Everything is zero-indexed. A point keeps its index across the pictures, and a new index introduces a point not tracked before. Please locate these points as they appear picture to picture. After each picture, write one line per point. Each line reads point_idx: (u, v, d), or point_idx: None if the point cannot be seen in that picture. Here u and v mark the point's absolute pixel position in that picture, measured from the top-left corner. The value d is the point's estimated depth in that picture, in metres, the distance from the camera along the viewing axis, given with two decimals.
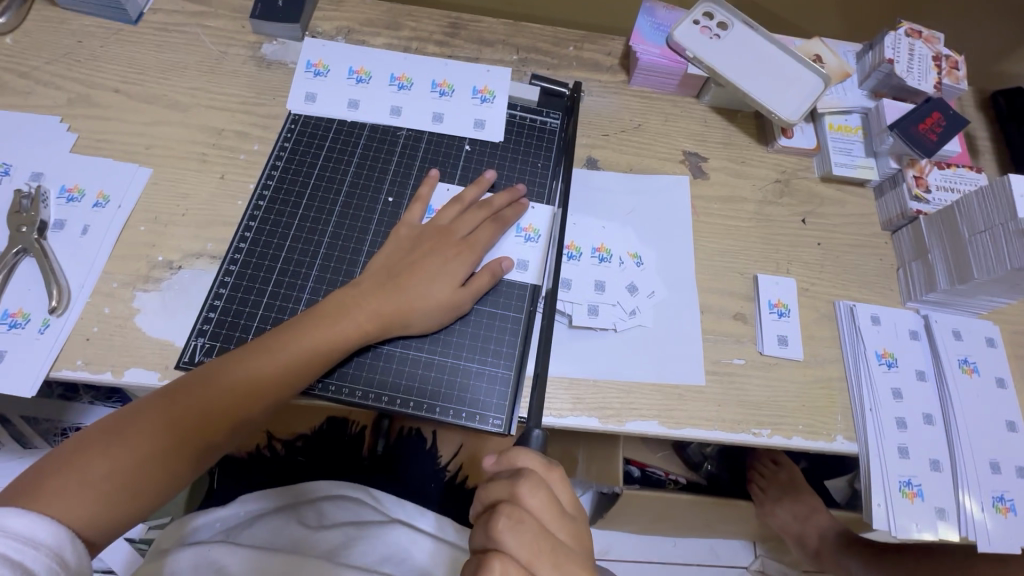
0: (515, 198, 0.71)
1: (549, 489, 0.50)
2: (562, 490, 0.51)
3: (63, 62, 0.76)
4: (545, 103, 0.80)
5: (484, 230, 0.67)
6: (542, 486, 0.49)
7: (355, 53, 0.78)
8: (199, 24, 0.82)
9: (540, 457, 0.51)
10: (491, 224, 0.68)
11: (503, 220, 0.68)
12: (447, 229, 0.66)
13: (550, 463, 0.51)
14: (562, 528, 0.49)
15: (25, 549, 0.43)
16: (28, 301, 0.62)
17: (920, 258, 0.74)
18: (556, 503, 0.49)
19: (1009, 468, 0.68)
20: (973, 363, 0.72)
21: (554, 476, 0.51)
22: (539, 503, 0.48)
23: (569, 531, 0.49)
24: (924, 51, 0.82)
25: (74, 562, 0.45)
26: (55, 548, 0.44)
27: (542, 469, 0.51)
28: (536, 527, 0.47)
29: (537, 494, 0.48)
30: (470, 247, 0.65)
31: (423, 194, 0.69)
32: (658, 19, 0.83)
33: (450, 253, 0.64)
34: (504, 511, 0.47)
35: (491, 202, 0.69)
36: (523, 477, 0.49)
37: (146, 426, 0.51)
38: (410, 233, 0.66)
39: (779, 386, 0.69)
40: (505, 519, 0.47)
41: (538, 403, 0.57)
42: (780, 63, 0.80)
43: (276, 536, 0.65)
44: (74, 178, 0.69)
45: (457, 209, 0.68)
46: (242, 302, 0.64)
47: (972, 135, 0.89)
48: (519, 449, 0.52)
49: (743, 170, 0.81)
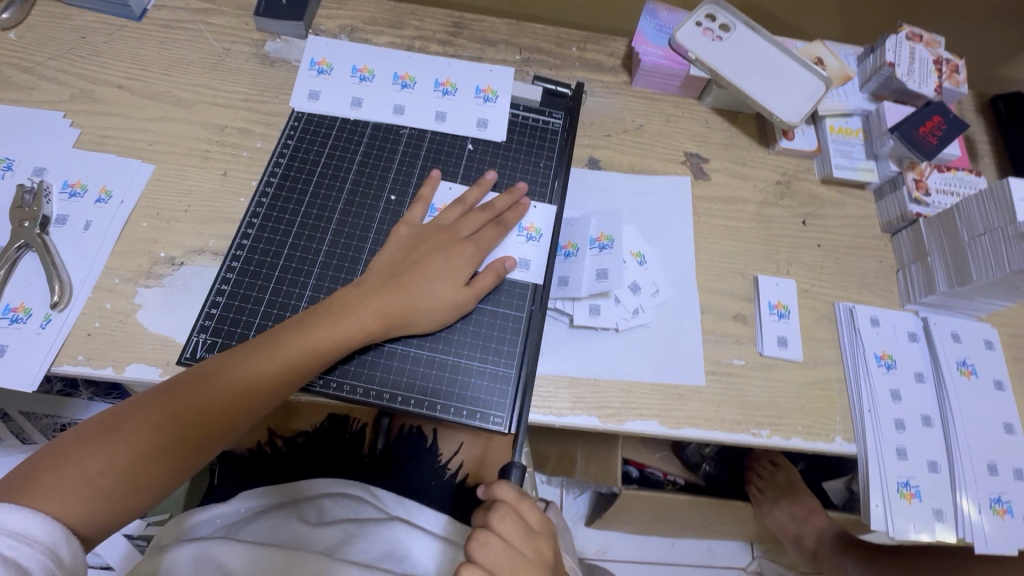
0: (517, 200, 0.71)
1: (519, 516, 0.54)
2: (533, 516, 0.55)
3: (67, 57, 0.76)
4: (547, 103, 0.80)
5: (486, 232, 0.67)
6: (511, 513, 0.53)
7: (359, 51, 0.79)
8: (203, 21, 0.82)
9: (514, 488, 0.55)
10: (494, 227, 0.68)
11: (505, 224, 0.68)
12: (450, 228, 0.66)
13: (523, 494, 0.55)
14: (531, 551, 0.53)
15: (20, 546, 0.43)
16: (30, 296, 0.62)
17: (919, 260, 0.74)
18: (523, 529, 0.53)
19: (1006, 470, 0.68)
20: (972, 366, 0.72)
21: (525, 504, 0.55)
22: (508, 529, 0.53)
23: (536, 555, 0.53)
24: (925, 54, 0.82)
25: (69, 559, 0.45)
26: (50, 545, 0.44)
27: (514, 498, 0.55)
28: (504, 551, 0.51)
29: (505, 519, 0.53)
30: (472, 247, 0.65)
31: (425, 194, 0.69)
32: (660, 21, 0.83)
33: (452, 252, 0.64)
34: (473, 536, 0.52)
35: (494, 206, 0.69)
36: (494, 505, 0.54)
37: (144, 423, 0.51)
38: (413, 232, 0.66)
39: (778, 387, 0.69)
40: (474, 543, 0.51)
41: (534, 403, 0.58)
42: (782, 65, 0.81)
43: (275, 531, 0.65)
44: (76, 173, 0.69)
45: (460, 211, 0.69)
46: (244, 298, 0.64)
47: (971, 139, 0.89)
48: (496, 480, 0.56)
49: (744, 172, 0.82)
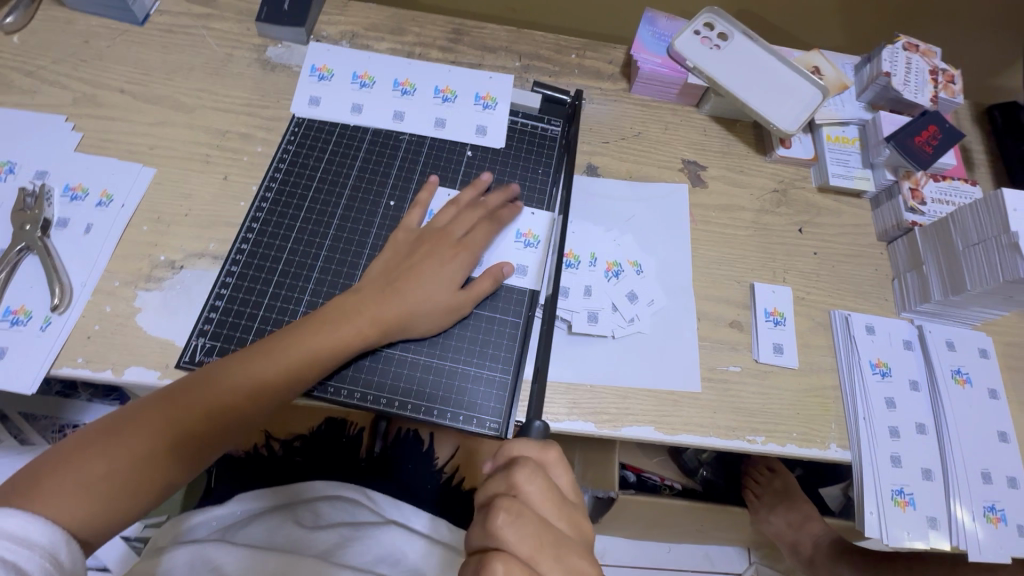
0: (509, 198, 0.72)
1: (546, 476, 0.50)
2: (560, 478, 0.51)
3: (70, 61, 0.77)
4: (546, 110, 0.81)
5: (479, 230, 0.67)
6: (538, 473, 0.49)
7: (359, 57, 0.79)
8: (205, 26, 0.82)
9: (535, 443, 0.52)
10: (491, 232, 0.68)
11: (499, 220, 0.69)
12: (445, 230, 0.67)
13: (546, 447, 0.52)
14: (562, 517, 0.49)
15: (19, 548, 0.43)
16: (30, 298, 0.63)
17: (914, 269, 0.75)
18: (553, 492, 0.49)
19: (1000, 478, 0.69)
20: (966, 374, 0.72)
21: (551, 463, 0.51)
22: (537, 490, 0.48)
23: (569, 519, 0.49)
24: (920, 65, 0.83)
25: (68, 562, 0.46)
26: (49, 548, 0.45)
27: (538, 454, 0.51)
28: (535, 517, 0.47)
29: (535, 480, 0.49)
30: (466, 249, 0.66)
31: (421, 198, 0.70)
32: (659, 29, 0.84)
33: (448, 256, 0.65)
34: (503, 503, 0.47)
35: (485, 202, 0.70)
36: (519, 464, 0.49)
37: (144, 428, 0.51)
38: (408, 236, 0.67)
39: (774, 394, 0.69)
40: (504, 511, 0.46)
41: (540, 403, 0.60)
42: (779, 74, 0.81)
43: (272, 534, 0.65)
44: (78, 177, 0.70)
45: (453, 211, 0.69)
46: (243, 302, 0.65)
47: (967, 148, 0.90)
48: (515, 440, 0.52)
49: (741, 179, 0.82)
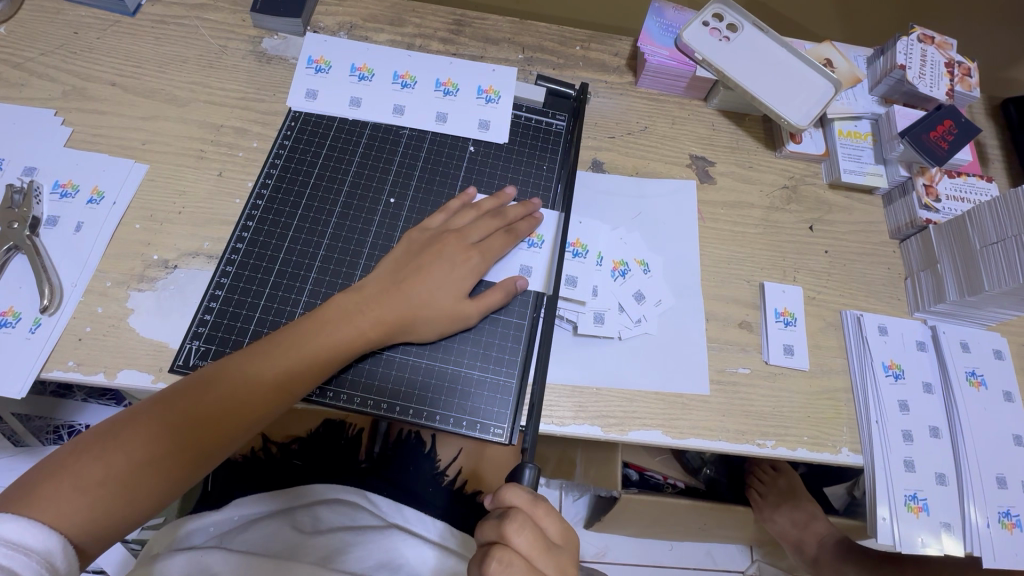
0: (531, 212, 0.68)
1: (536, 525, 0.48)
2: (552, 526, 0.49)
3: (58, 53, 0.75)
4: (551, 104, 0.79)
5: (497, 242, 0.65)
6: (529, 523, 0.47)
7: (358, 50, 0.77)
8: (199, 17, 0.80)
9: (526, 492, 0.49)
10: (504, 235, 0.66)
11: (516, 232, 0.66)
12: (458, 232, 0.64)
13: (535, 499, 0.49)
14: (554, 565, 0.47)
15: (15, 554, 0.42)
16: (19, 300, 0.61)
17: (929, 268, 0.73)
18: (544, 541, 0.47)
19: (1016, 483, 0.67)
20: (981, 376, 0.71)
21: (541, 512, 0.49)
22: (527, 543, 0.46)
23: (559, 565, 0.47)
24: (936, 57, 0.81)
25: (63, 568, 0.45)
26: (45, 554, 0.43)
27: (528, 505, 0.48)
28: (526, 568, 0.45)
29: (525, 531, 0.46)
30: (479, 255, 0.64)
31: (452, 206, 0.67)
32: (667, 20, 0.82)
33: (458, 259, 0.63)
34: (493, 555, 0.46)
35: (506, 214, 0.67)
36: (508, 515, 0.47)
37: (141, 431, 0.50)
38: (420, 235, 0.65)
39: (784, 396, 0.68)
40: (494, 564, 0.45)
41: (534, 437, 0.56)
42: (791, 67, 0.79)
43: (271, 540, 0.63)
44: (68, 173, 0.68)
45: (472, 216, 0.66)
46: (239, 304, 0.63)
47: (981, 143, 0.88)
48: (506, 485, 0.49)
49: (751, 175, 0.80)
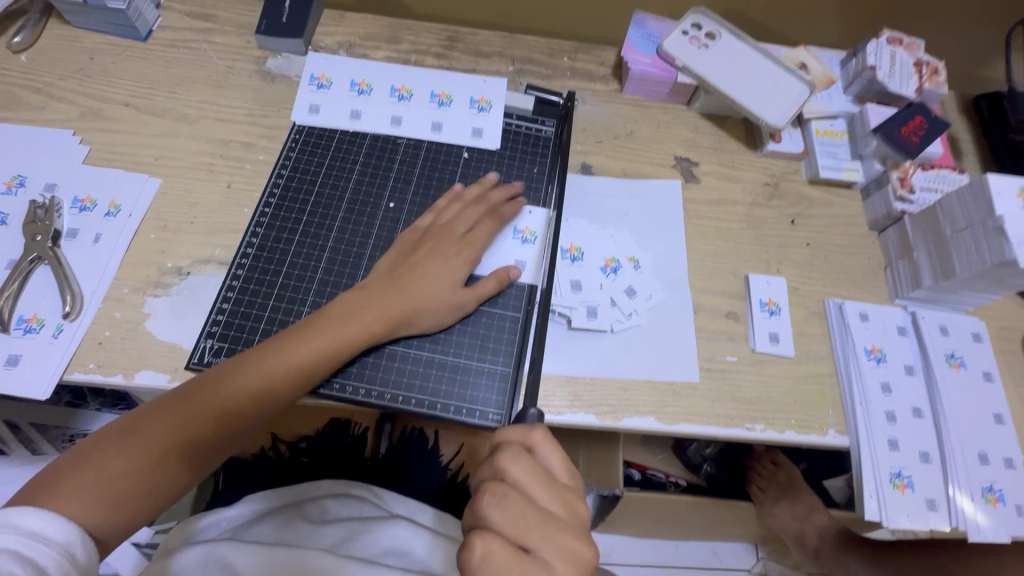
0: (512, 194, 0.73)
1: (532, 459, 0.51)
2: (549, 456, 0.52)
3: (76, 78, 0.79)
4: (540, 111, 0.83)
5: (483, 229, 0.69)
6: (522, 455, 0.50)
7: (356, 66, 0.81)
8: (207, 40, 0.85)
9: (520, 427, 0.53)
10: (488, 219, 0.70)
11: (499, 215, 0.71)
12: (448, 227, 0.68)
13: (530, 428, 0.53)
14: (552, 496, 0.50)
15: (36, 545, 0.44)
16: (43, 307, 0.64)
17: (905, 257, 0.76)
18: (539, 471, 0.50)
19: (998, 459, 0.70)
20: (960, 357, 0.73)
21: (537, 442, 0.52)
22: (522, 473, 0.49)
23: (558, 498, 0.50)
24: (905, 58, 0.85)
25: (83, 559, 0.46)
26: (64, 545, 0.45)
27: (522, 437, 0.52)
28: (520, 498, 0.48)
29: (519, 461, 0.50)
30: (469, 247, 0.68)
31: (440, 205, 0.71)
32: (648, 31, 0.86)
33: (451, 254, 0.66)
34: (487, 487, 0.49)
35: (491, 207, 0.71)
36: (501, 451, 0.51)
37: (157, 426, 0.53)
38: (414, 233, 0.69)
39: (772, 382, 0.71)
40: (490, 495, 0.48)
41: (535, 386, 0.60)
42: (767, 70, 0.83)
43: (281, 532, 0.66)
44: (86, 189, 0.72)
45: (458, 207, 0.71)
46: (249, 304, 0.67)
47: (954, 138, 0.91)
48: (502, 427, 0.53)
49: (733, 174, 0.84)
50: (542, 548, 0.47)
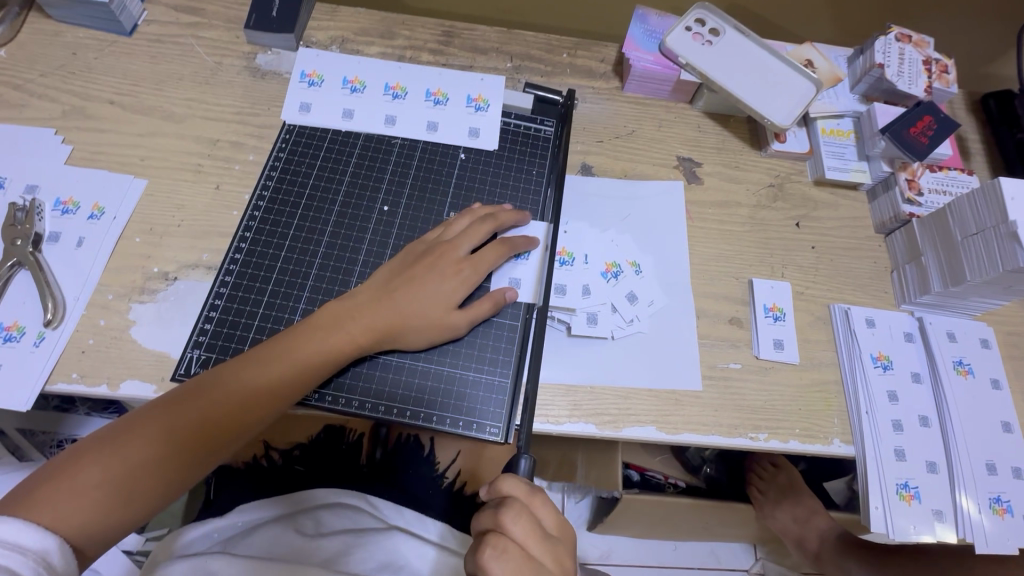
0: (522, 220, 0.70)
1: (532, 515, 0.49)
2: (547, 515, 0.51)
3: (58, 74, 0.77)
4: (539, 110, 0.81)
5: (490, 251, 0.66)
6: (523, 512, 0.49)
7: (349, 63, 0.79)
8: (194, 35, 0.82)
9: (522, 483, 0.51)
10: (497, 246, 0.67)
11: (511, 245, 0.67)
12: (452, 243, 0.65)
13: (532, 488, 0.51)
14: (548, 554, 0.49)
15: (12, 555, 0.42)
16: (23, 314, 0.62)
17: (913, 261, 0.75)
18: (539, 529, 0.49)
19: (1006, 469, 0.68)
20: (969, 364, 0.72)
21: (537, 501, 0.51)
22: (523, 531, 0.48)
23: (555, 556, 0.49)
24: (914, 55, 0.83)
25: (60, 566, 0.45)
26: (40, 553, 0.44)
27: (524, 495, 0.50)
28: (520, 556, 0.47)
29: (521, 518, 0.48)
30: (471, 267, 0.65)
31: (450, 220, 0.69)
32: (651, 26, 0.84)
33: (450, 271, 0.64)
34: (488, 541, 0.47)
35: (499, 224, 0.68)
36: (504, 505, 0.49)
37: (140, 434, 0.51)
38: (416, 247, 0.66)
39: (776, 390, 0.69)
40: (490, 549, 0.47)
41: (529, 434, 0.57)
42: (773, 68, 0.81)
43: (274, 544, 0.64)
44: (69, 191, 0.69)
45: (467, 223, 0.68)
46: (238, 312, 0.64)
47: (962, 138, 0.89)
48: (506, 475, 0.51)
49: (737, 175, 0.82)
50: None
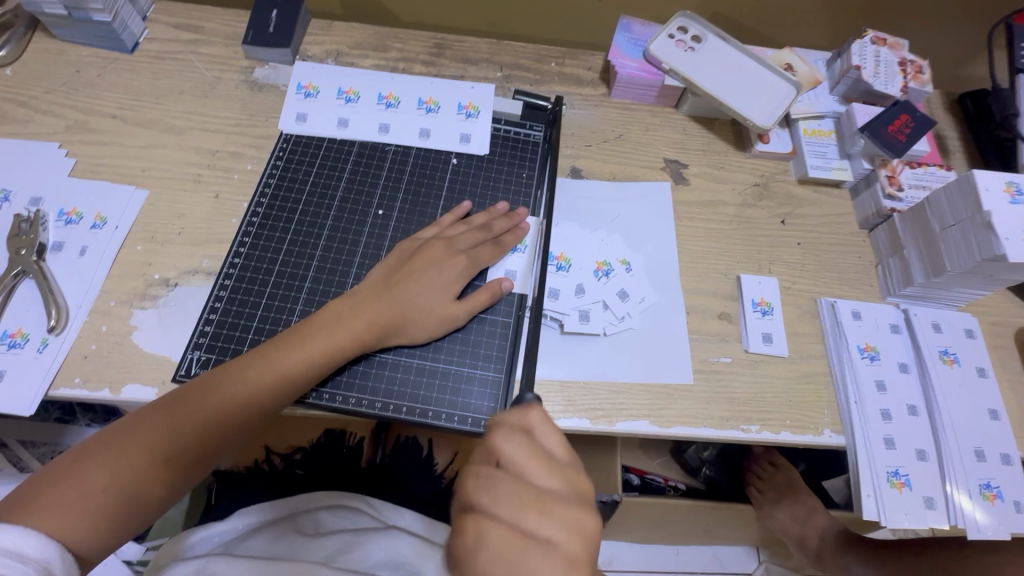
0: (516, 223, 0.72)
1: (530, 438, 0.45)
2: (550, 437, 0.46)
3: (61, 90, 0.79)
4: (528, 116, 0.83)
5: (483, 249, 0.69)
6: (516, 434, 0.45)
7: (344, 74, 0.81)
8: (193, 51, 0.85)
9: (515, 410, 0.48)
10: (491, 247, 0.69)
11: (503, 245, 0.70)
12: (448, 239, 0.68)
13: (526, 408, 0.48)
14: (552, 477, 0.43)
15: (12, 563, 0.42)
16: (27, 321, 0.63)
17: (896, 254, 0.77)
18: (538, 449, 0.44)
19: (994, 456, 0.69)
20: (954, 354, 0.73)
21: (534, 423, 0.47)
22: (516, 453, 0.44)
23: (562, 476, 0.43)
24: (889, 57, 0.86)
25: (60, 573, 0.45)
26: (42, 562, 0.44)
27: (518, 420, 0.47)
28: (512, 479, 0.42)
29: (511, 439, 0.45)
30: (466, 261, 0.67)
31: (445, 221, 0.71)
32: (635, 34, 0.87)
33: (446, 264, 0.66)
34: (471, 470, 0.44)
35: (491, 227, 0.71)
36: (493, 429, 0.46)
37: (145, 436, 0.52)
38: (410, 244, 0.68)
39: (765, 382, 0.70)
40: (473, 479, 0.43)
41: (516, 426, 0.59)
42: (754, 71, 0.84)
43: (274, 544, 0.65)
44: (72, 202, 0.71)
45: (462, 227, 0.70)
46: (238, 314, 0.66)
47: (941, 136, 0.92)
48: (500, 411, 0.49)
49: (723, 175, 0.84)
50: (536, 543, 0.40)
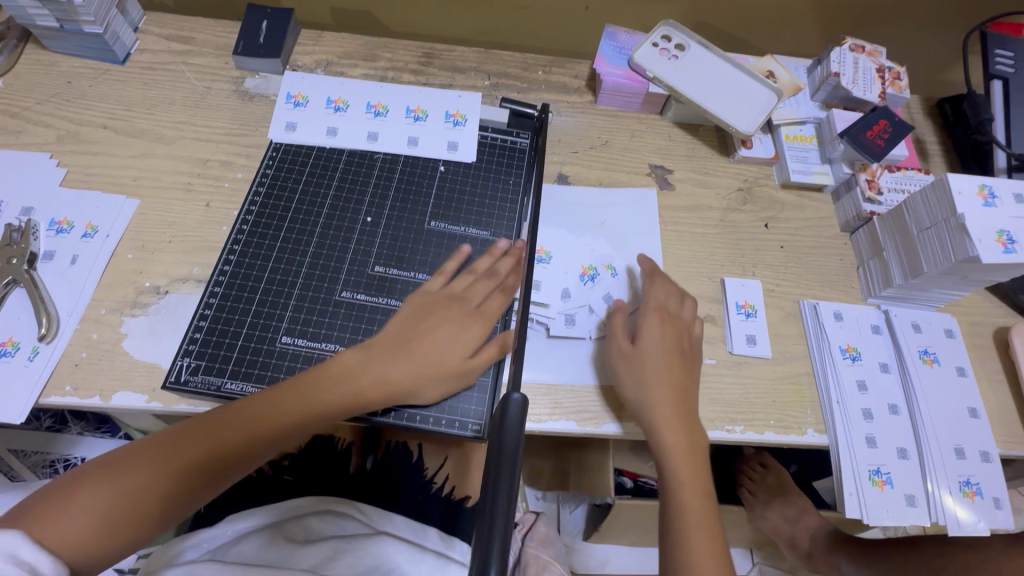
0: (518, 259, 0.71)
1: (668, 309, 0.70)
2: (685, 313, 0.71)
3: (53, 101, 0.80)
4: (514, 123, 0.85)
5: (494, 300, 0.68)
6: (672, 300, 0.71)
7: (333, 84, 0.83)
8: (184, 62, 0.86)
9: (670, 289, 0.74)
10: (501, 294, 0.69)
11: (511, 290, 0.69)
12: (460, 297, 0.67)
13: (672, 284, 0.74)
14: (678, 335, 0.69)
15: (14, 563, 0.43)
16: (18, 330, 0.64)
17: (877, 257, 0.78)
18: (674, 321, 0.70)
19: (974, 453, 0.70)
20: (934, 354, 0.75)
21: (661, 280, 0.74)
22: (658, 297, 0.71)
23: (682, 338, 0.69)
24: (867, 64, 0.88)
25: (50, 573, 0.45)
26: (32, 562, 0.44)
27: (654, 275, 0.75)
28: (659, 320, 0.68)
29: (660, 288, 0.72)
30: (481, 320, 0.66)
31: (448, 269, 0.70)
32: (620, 43, 0.89)
33: (463, 324, 0.65)
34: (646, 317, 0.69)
35: (500, 273, 0.70)
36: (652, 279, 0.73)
37: (142, 466, 0.52)
38: (423, 299, 0.67)
39: (749, 383, 0.71)
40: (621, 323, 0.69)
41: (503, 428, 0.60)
42: (737, 79, 0.85)
43: (263, 550, 0.65)
44: (64, 212, 0.72)
45: (469, 278, 0.69)
46: (227, 321, 0.67)
47: (920, 140, 0.94)
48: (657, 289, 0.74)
49: (707, 180, 0.86)
50: (677, 464, 0.63)
